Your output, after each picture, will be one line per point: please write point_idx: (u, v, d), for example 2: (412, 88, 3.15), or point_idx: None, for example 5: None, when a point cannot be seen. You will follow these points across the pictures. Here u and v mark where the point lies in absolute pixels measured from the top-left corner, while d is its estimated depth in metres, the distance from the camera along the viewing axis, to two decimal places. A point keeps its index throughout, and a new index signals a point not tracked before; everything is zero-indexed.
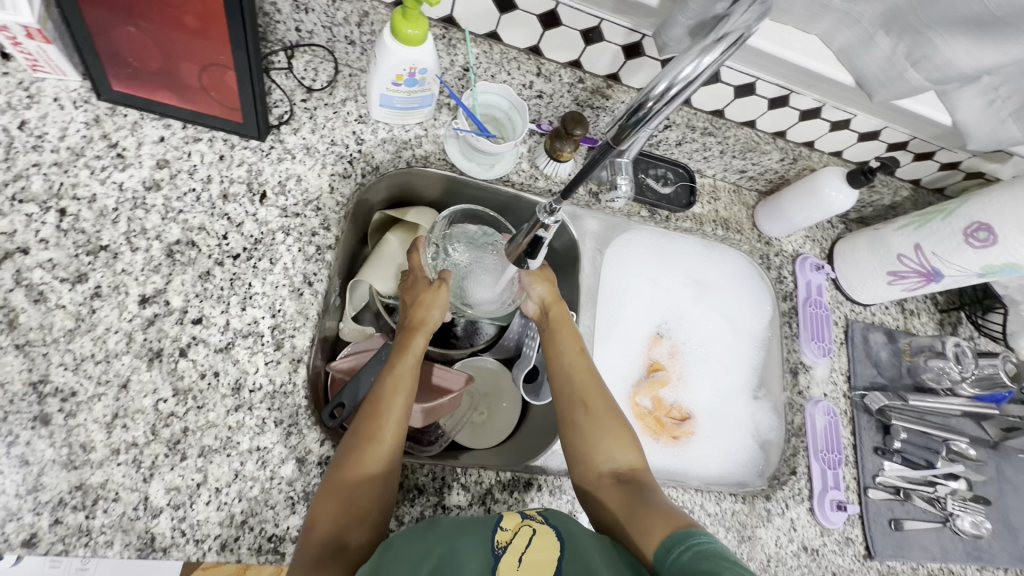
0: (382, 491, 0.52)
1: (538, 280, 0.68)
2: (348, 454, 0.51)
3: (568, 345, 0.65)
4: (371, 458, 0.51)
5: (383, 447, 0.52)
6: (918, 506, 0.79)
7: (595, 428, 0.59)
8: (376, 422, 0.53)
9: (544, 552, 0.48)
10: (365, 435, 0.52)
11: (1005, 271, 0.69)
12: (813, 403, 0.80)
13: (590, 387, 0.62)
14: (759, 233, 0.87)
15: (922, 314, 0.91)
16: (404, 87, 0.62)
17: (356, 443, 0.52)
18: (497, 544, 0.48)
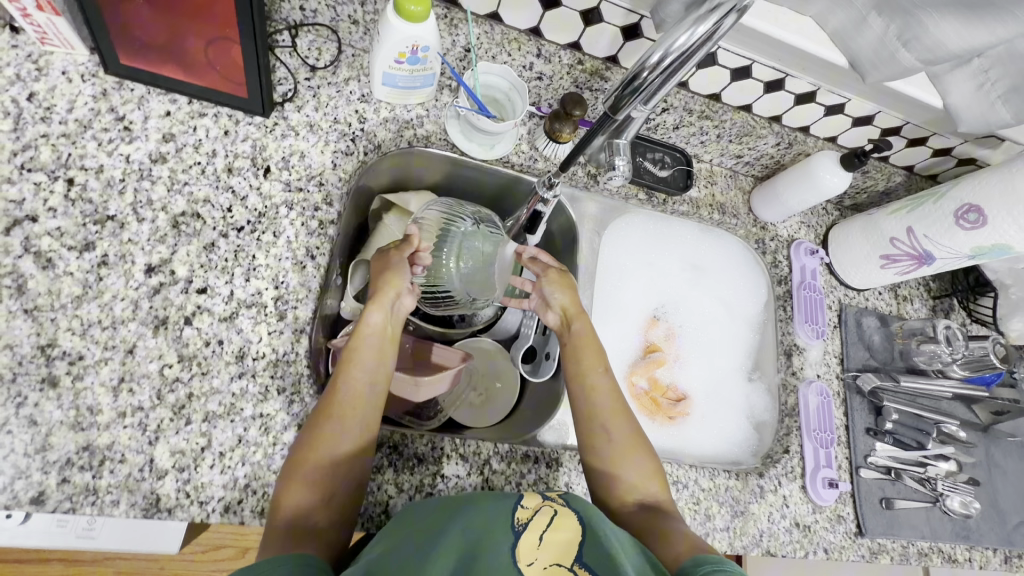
0: (353, 463, 0.53)
1: (561, 289, 0.68)
2: (316, 433, 0.52)
3: (594, 368, 0.64)
4: (340, 437, 0.52)
5: (351, 422, 0.53)
6: (909, 486, 0.81)
7: (615, 454, 0.60)
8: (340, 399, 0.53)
9: (565, 532, 0.48)
10: (329, 412, 0.53)
11: (994, 252, 0.70)
12: (806, 384, 0.82)
13: (613, 408, 0.62)
14: (755, 217, 0.88)
15: (915, 300, 0.93)
16: (407, 65, 0.64)
17: (322, 421, 0.52)
18: (517, 520, 0.49)
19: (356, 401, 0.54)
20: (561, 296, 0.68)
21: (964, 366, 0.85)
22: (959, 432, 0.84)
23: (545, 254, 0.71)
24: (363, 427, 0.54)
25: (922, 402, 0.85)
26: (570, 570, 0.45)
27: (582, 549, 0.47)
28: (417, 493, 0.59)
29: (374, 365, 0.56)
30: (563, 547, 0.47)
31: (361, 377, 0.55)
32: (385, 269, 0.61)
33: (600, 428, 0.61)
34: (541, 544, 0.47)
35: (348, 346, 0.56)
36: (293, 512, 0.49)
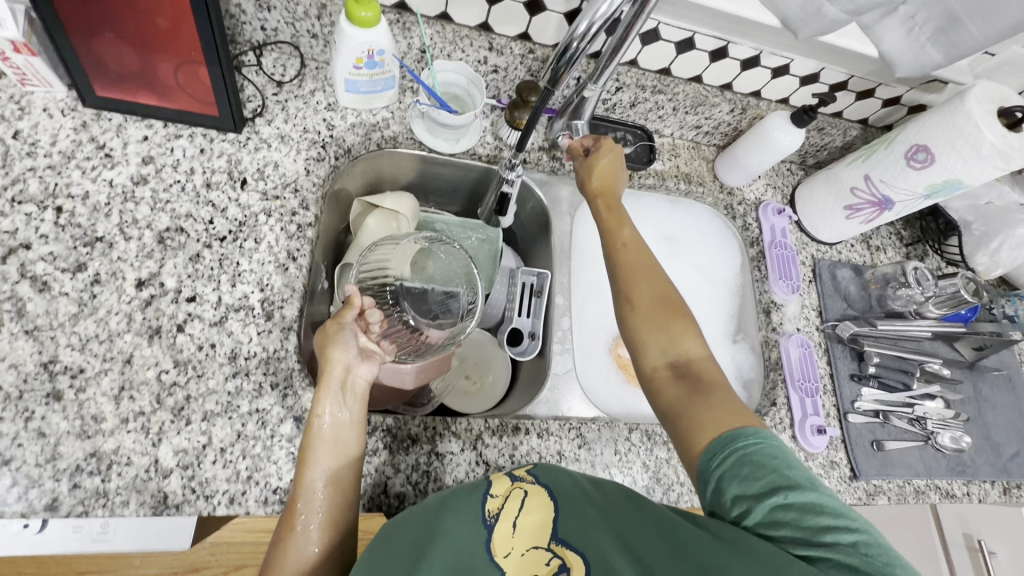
0: (337, 551, 0.52)
1: (600, 154, 0.70)
2: (285, 538, 0.51)
3: (614, 244, 0.65)
4: (315, 527, 0.52)
5: (322, 514, 0.52)
6: (899, 427, 0.83)
7: (641, 319, 0.59)
8: (305, 493, 0.53)
9: (536, 516, 0.52)
10: (295, 510, 0.52)
11: (947, 188, 0.74)
12: (786, 337, 0.84)
13: (634, 278, 0.62)
14: (720, 184, 0.91)
15: (886, 248, 0.95)
16: (366, 70, 0.68)
17: (290, 523, 0.52)
18: (488, 512, 0.52)
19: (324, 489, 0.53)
20: (591, 180, 0.70)
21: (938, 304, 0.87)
22: (941, 368, 0.87)
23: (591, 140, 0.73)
24: (334, 515, 0.53)
25: (902, 343, 0.87)
26: (547, 550, 0.50)
27: (558, 519, 0.51)
28: (414, 471, 0.61)
29: (332, 454, 0.54)
30: (539, 531, 0.51)
31: (322, 471, 0.54)
32: (325, 347, 0.58)
33: (623, 298, 0.61)
34: (516, 531, 0.51)
35: (305, 442, 0.55)
36: None
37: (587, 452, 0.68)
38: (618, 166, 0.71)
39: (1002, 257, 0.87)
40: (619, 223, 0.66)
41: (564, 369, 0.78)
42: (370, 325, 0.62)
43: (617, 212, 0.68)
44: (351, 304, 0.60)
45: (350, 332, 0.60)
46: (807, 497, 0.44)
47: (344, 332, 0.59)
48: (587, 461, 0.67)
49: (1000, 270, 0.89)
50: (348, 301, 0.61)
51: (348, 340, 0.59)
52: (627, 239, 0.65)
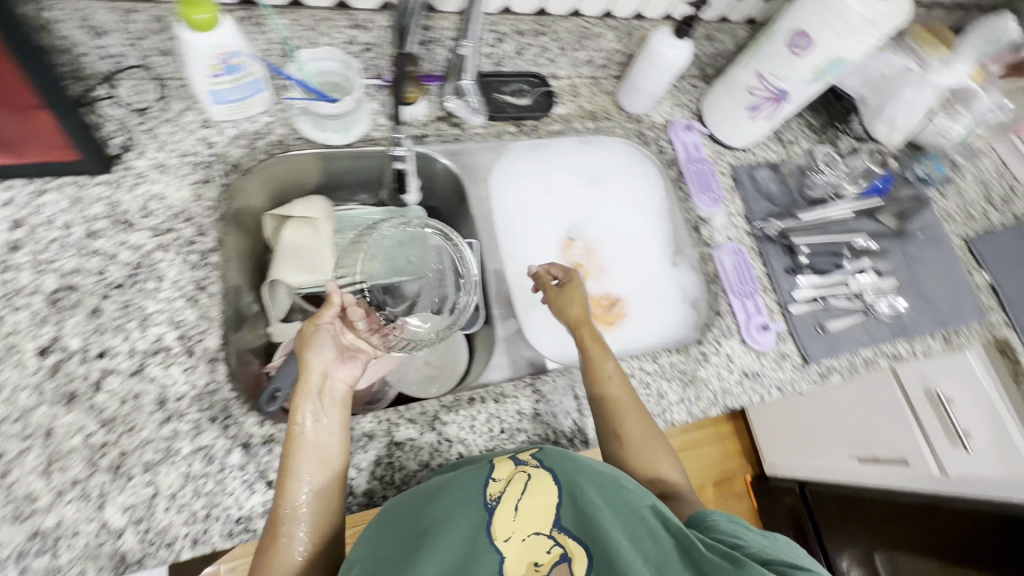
0: (322, 555, 0.54)
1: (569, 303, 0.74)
2: (269, 549, 0.52)
3: (599, 368, 0.68)
4: (300, 539, 0.52)
5: (306, 524, 0.53)
6: (839, 306, 0.86)
7: (633, 456, 0.64)
8: (288, 504, 0.53)
9: (542, 500, 0.54)
10: (280, 521, 0.52)
11: (832, 67, 0.74)
12: (718, 248, 0.86)
13: (621, 414, 0.65)
14: (626, 113, 0.91)
15: (798, 142, 0.97)
16: (225, 76, 0.64)
17: (273, 533, 0.52)
18: (490, 497, 0.54)
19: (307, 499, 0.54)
20: (571, 310, 0.74)
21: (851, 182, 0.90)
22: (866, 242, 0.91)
23: (559, 269, 0.78)
24: (320, 521, 0.54)
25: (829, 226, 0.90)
26: (548, 536, 0.52)
27: (560, 507, 0.54)
28: (377, 466, 0.61)
29: (317, 459, 0.55)
30: (542, 518, 0.53)
31: (306, 477, 0.54)
32: (304, 350, 0.60)
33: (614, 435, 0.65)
34: (518, 514, 0.53)
35: (285, 450, 0.55)
36: None
37: (547, 404, 0.68)
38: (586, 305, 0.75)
39: (897, 123, 0.91)
40: (600, 355, 0.69)
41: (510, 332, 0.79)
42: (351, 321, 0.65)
43: (598, 344, 0.71)
44: (330, 303, 0.62)
45: (325, 334, 0.61)
46: (789, 554, 0.51)
47: (321, 334, 0.61)
48: (548, 414, 0.68)
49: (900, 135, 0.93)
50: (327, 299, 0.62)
51: (325, 343, 0.60)
52: (609, 374, 0.67)
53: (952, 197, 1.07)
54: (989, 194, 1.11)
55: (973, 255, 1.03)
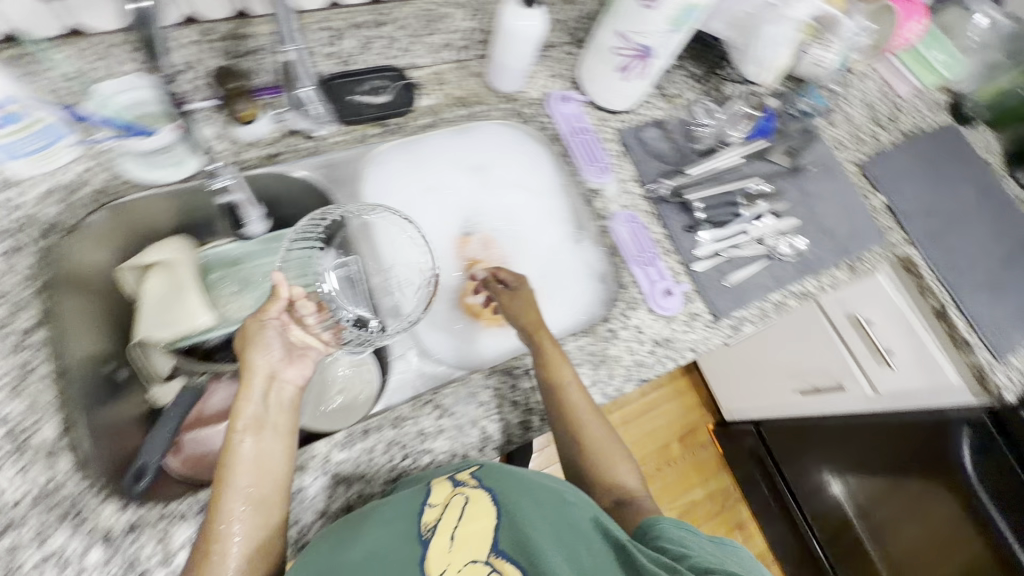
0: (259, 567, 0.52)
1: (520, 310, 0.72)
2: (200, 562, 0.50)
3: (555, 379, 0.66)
4: (233, 557, 0.50)
5: (239, 539, 0.51)
6: (742, 255, 0.86)
7: (596, 464, 0.66)
8: (223, 519, 0.52)
9: (476, 524, 0.54)
10: (211, 537, 0.51)
11: (687, 15, 0.72)
12: (613, 218, 0.83)
13: (583, 423, 0.65)
14: (497, 92, 0.86)
15: (681, 96, 0.96)
16: (7, 126, 0.57)
17: (206, 544, 0.51)
18: (423, 529, 0.54)
19: (243, 513, 0.52)
20: (527, 313, 0.72)
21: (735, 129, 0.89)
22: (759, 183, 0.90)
23: (508, 274, 0.76)
24: (261, 529, 0.52)
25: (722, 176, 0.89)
26: (485, 562, 0.51)
27: (496, 531, 0.53)
28: None
29: (257, 465, 0.54)
30: (478, 543, 0.52)
31: (245, 484, 0.53)
32: (245, 348, 0.58)
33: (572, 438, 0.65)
34: (453, 544, 0.52)
35: (225, 453, 0.54)
36: None
37: (451, 417, 0.65)
38: (539, 313, 0.73)
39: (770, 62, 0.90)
40: (557, 359, 0.67)
41: (403, 349, 0.76)
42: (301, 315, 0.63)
43: (554, 350, 0.68)
44: (275, 296, 0.60)
45: (272, 331, 0.59)
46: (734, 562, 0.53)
47: (267, 331, 0.59)
48: (453, 428, 0.64)
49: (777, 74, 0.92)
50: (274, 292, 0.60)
51: (273, 342, 0.59)
52: (567, 381, 0.66)
53: (840, 125, 1.08)
54: (876, 115, 1.13)
55: (867, 179, 1.04)
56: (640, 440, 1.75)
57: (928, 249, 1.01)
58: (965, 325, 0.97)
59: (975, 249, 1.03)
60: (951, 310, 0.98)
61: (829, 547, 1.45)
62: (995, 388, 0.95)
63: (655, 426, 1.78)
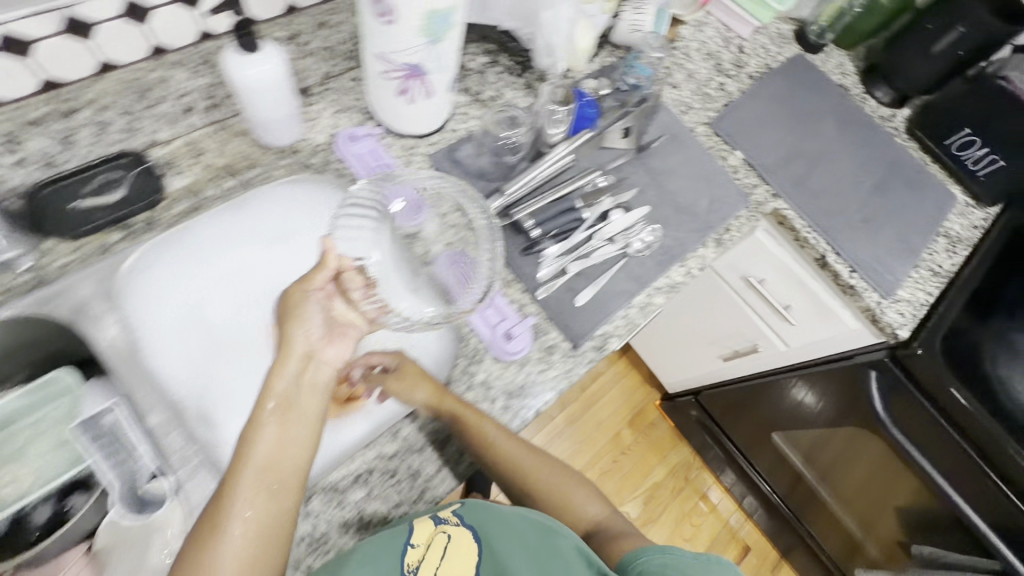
0: None
1: (415, 383, 0.65)
2: (194, 549, 0.45)
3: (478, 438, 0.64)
4: (232, 544, 0.45)
5: (261, 512, 0.46)
6: (594, 264, 0.77)
7: (561, 494, 0.71)
8: (223, 513, 0.45)
9: (456, 559, 0.62)
10: (217, 517, 0.45)
11: (441, 21, 0.60)
12: (435, 264, 0.75)
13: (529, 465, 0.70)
14: (272, 148, 0.73)
15: (497, 100, 0.86)
16: None
17: (214, 524, 0.45)
18: (412, 567, 0.60)
19: (251, 499, 0.46)
20: (418, 396, 0.65)
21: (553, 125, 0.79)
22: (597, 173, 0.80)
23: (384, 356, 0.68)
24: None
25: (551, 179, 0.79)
26: None
27: (479, 564, 0.62)
28: None
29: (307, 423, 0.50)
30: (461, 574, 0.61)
31: (266, 458, 0.47)
32: (285, 316, 0.52)
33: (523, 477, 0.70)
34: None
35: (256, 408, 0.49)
36: None
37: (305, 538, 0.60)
38: (437, 382, 0.66)
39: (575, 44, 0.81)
40: (479, 419, 0.65)
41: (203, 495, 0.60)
42: (348, 290, 0.57)
43: (470, 409, 0.65)
44: (322, 267, 0.54)
45: (313, 304, 0.53)
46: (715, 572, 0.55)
47: (308, 305, 0.53)
48: None
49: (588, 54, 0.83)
50: (322, 259, 0.54)
51: (313, 317, 0.52)
52: (492, 440, 0.64)
53: (683, 87, 1.00)
54: (721, 65, 1.06)
55: (721, 138, 0.97)
56: (591, 436, 1.69)
57: (795, 197, 0.95)
58: (847, 270, 0.92)
59: (841, 186, 0.98)
60: (830, 256, 0.93)
61: (791, 501, 1.47)
62: (888, 326, 0.91)
63: (603, 417, 1.72)
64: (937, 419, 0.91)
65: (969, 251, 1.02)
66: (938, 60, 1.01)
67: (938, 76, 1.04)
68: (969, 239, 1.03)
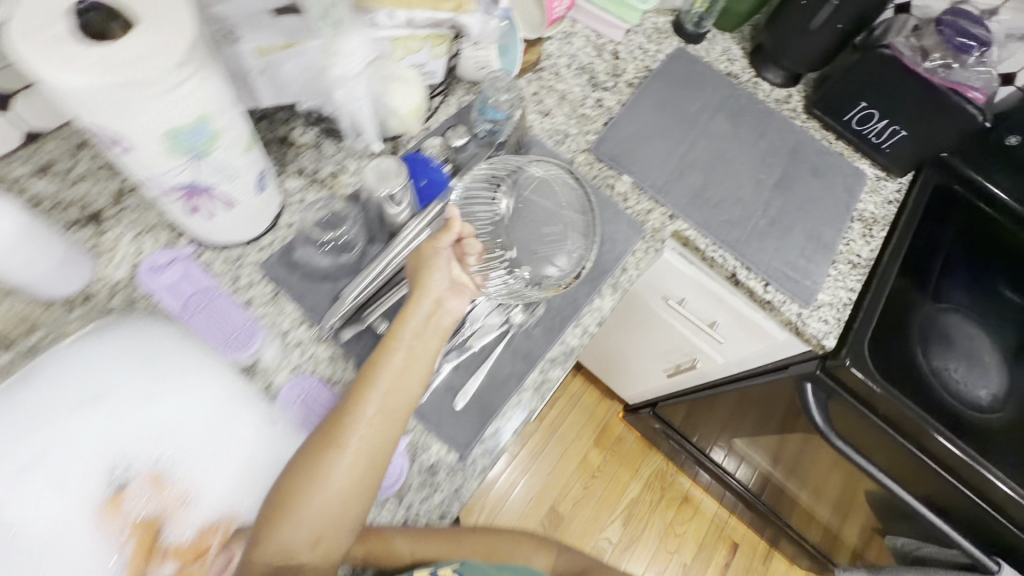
0: (314, 545, 0.51)
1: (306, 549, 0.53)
2: (322, 446, 0.52)
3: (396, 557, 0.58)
4: (343, 466, 0.51)
5: (365, 446, 0.53)
6: (470, 352, 0.68)
7: (512, 556, 0.69)
8: (350, 421, 0.53)
9: None
10: (335, 434, 0.52)
11: (194, 136, 0.48)
12: (284, 392, 0.61)
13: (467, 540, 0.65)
14: (57, 301, 0.60)
15: (337, 177, 0.75)
16: None
17: (337, 429, 0.53)
18: None
19: (371, 418, 0.53)
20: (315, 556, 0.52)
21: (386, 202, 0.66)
22: (573, 187, 0.76)
23: None
24: (359, 484, 0.52)
25: (541, 169, 0.76)
26: None
27: None
28: None
29: (413, 366, 0.57)
30: None
31: (392, 384, 0.55)
32: (421, 264, 0.63)
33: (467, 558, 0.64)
34: None
35: (393, 330, 0.59)
36: (292, 537, 0.50)
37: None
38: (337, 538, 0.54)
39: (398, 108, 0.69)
40: (384, 544, 0.57)
41: None
42: (466, 250, 0.65)
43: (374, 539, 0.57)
44: (449, 227, 0.64)
45: (444, 257, 0.64)
46: None
47: (439, 258, 0.63)
48: None
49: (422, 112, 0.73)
50: (448, 226, 0.64)
51: (442, 271, 0.63)
52: (412, 556, 0.58)
53: (556, 112, 0.91)
54: (595, 77, 0.96)
55: (604, 163, 0.88)
56: (557, 467, 1.63)
57: (694, 214, 0.87)
58: (761, 284, 0.85)
59: (743, 189, 0.90)
60: (741, 271, 0.86)
61: (766, 497, 1.41)
62: (813, 336, 0.84)
63: (566, 443, 1.66)
64: (880, 428, 0.84)
65: (890, 229, 0.95)
66: (822, 33, 0.92)
67: (825, 50, 0.96)
68: (887, 216, 0.96)
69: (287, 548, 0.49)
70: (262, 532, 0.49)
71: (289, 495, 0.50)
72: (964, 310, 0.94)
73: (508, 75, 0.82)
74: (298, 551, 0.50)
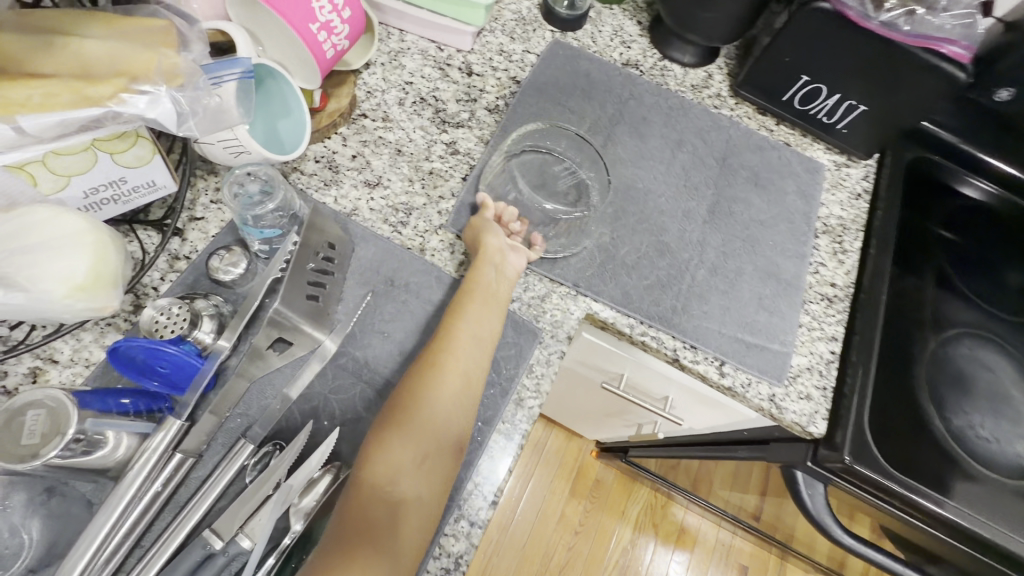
0: (422, 479, 0.44)
1: None
2: (425, 367, 0.49)
3: None
4: (445, 388, 0.48)
5: (465, 364, 0.50)
6: None
7: None
8: (449, 339, 0.51)
9: None
10: (438, 355, 0.50)
11: None
12: None
13: None
14: None
15: (36, 380, 0.47)
16: None
17: (439, 349, 0.50)
18: None
19: (465, 342, 0.51)
20: None
21: (79, 447, 0.41)
22: (559, 140, 0.70)
23: None
24: (462, 411, 0.48)
25: (514, 142, 0.68)
26: None
27: None
28: None
29: (499, 293, 0.56)
30: None
31: (484, 307, 0.54)
32: (478, 233, 0.59)
33: None
34: None
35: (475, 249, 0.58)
36: (399, 462, 0.44)
37: None
38: None
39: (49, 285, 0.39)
40: None
41: None
42: (511, 224, 0.63)
43: None
44: (486, 206, 0.62)
45: (498, 227, 0.60)
46: None
47: (493, 227, 0.60)
48: None
49: (110, 275, 0.42)
50: (484, 208, 0.62)
51: (501, 233, 0.60)
52: None
53: (390, 178, 0.63)
54: (443, 109, 0.68)
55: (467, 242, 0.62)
56: (534, 534, 1.42)
57: (608, 288, 0.62)
58: (715, 366, 0.61)
59: (667, 232, 0.66)
60: (686, 352, 0.61)
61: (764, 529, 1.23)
62: (794, 424, 0.61)
63: (539, 502, 1.45)
64: (916, 527, 0.60)
65: (862, 237, 0.72)
66: None
67: (744, 17, 0.70)
68: (856, 219, 0.73)
69: (388, 490, 0.43)
70: (374, 447, 0.44)
71: (399, 412, 0.47)
72: (973, 329, 0.76)
73: (294, 150, 0.55)
74: (405, 483, 0.43)
